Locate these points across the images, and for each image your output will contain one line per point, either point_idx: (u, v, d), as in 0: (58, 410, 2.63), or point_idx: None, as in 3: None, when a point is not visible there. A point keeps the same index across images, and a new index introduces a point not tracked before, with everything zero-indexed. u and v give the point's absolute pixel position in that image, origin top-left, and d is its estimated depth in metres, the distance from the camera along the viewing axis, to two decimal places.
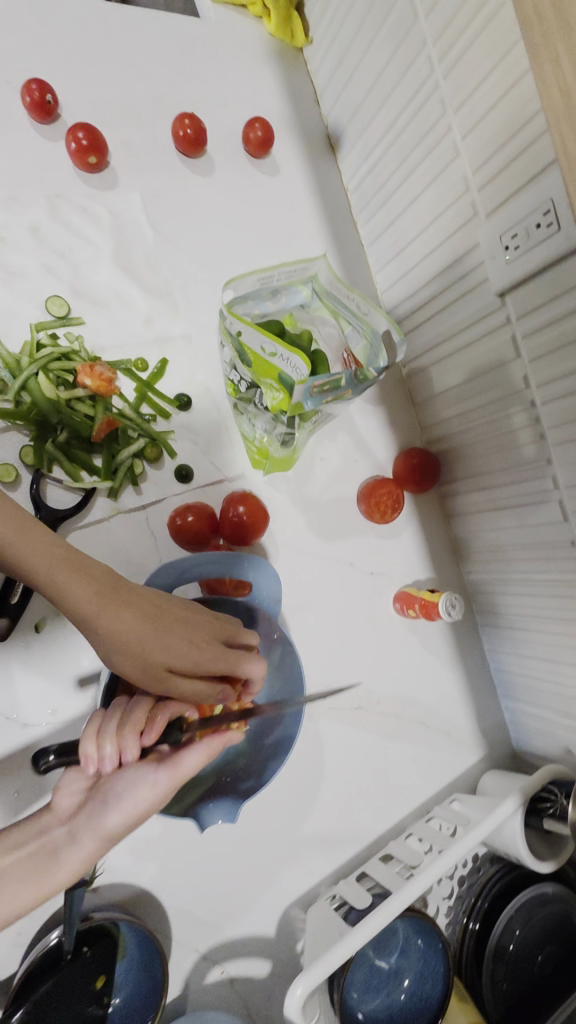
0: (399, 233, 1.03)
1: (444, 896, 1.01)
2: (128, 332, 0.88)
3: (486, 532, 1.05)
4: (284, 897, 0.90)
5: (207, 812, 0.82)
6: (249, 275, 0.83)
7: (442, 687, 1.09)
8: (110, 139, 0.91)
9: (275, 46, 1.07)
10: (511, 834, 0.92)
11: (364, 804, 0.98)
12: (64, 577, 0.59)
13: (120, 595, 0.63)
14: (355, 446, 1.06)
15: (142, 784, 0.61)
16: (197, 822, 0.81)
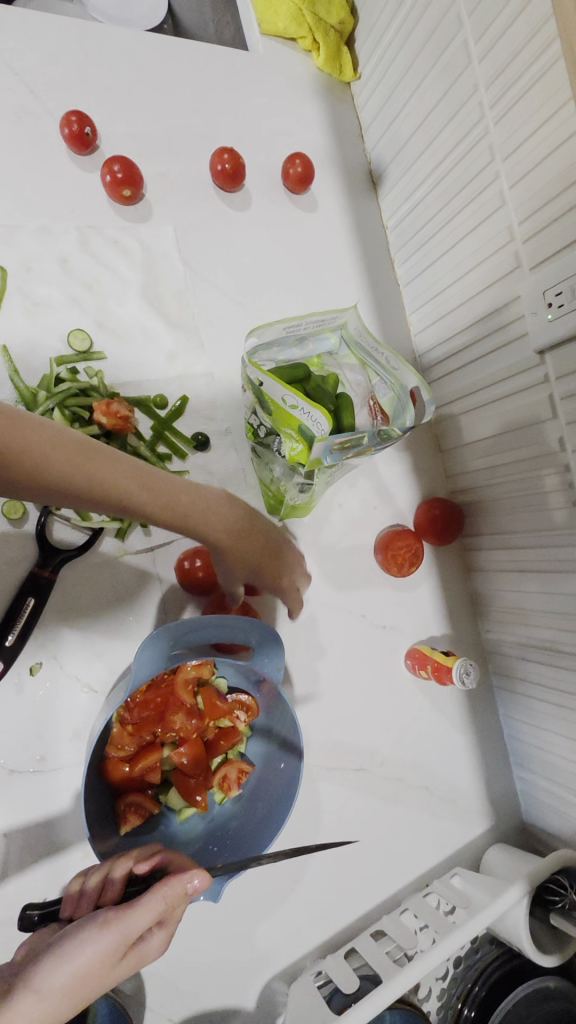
0: (436, 276, 0.99)
1: (437, 978, 0.94)
2: (150, 367, 0.86)
3: (508, 593, 0.99)
4: (267, 968, 0.85)
5: None
6: (275, 323, 0.79)
7: (451, 751, 1.03)
8: (147, 170, 0.90)
9: (323, 80, 1.05)
10: (513, 923, 0.86)
11: (359, 872, 0.94)
12: (166, 504, 0.65)
13: (208, 502, 0.69)
14: (375, 494, 1.02)
15: (96, 927, 0.55)
16: None
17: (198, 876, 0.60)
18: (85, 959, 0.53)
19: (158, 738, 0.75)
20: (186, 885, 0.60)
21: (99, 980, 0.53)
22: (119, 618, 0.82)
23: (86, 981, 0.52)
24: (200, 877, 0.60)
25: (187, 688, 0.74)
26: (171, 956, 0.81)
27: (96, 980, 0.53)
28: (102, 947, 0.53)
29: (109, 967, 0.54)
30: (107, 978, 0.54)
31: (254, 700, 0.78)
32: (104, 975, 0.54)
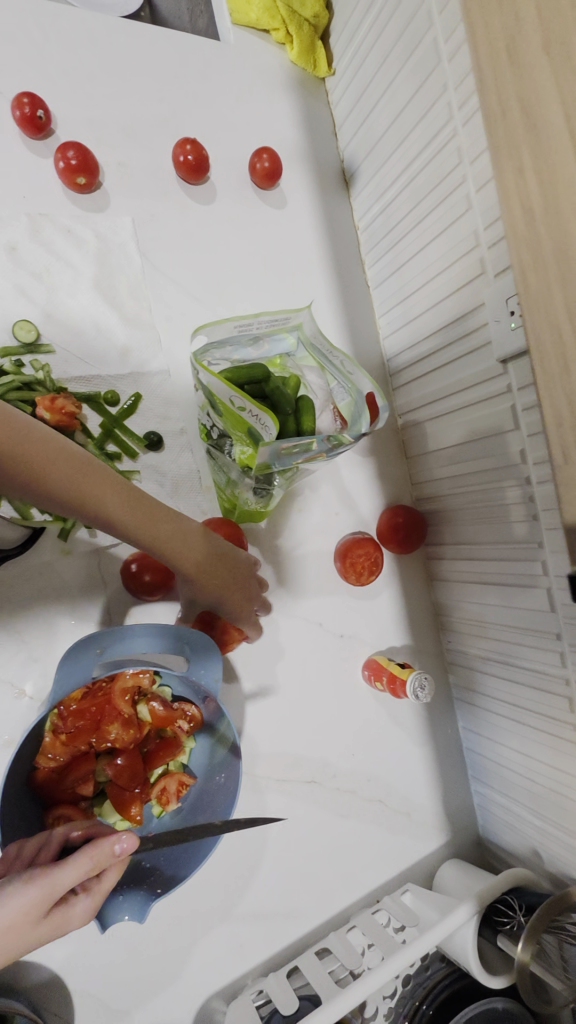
0: (405, 279, 0.96)
1: (385, 996, 0.91)
2: (102, 362, 0.83)
3: (470, 605, 0.97)
4: (206, 985, 0.82)
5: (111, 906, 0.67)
6: (225, 322, 0.77)
7: (407, 764, 1.01)
8: (106, 158, 0.87)
9: (296, 75, 1.03)
10: (462, 944, 0.84)
11: (306, 887, 0.91)
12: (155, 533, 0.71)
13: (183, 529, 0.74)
14: (337, 501, 1.00)
15: (20, 882, 0.51)
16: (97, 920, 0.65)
17: (126, 837, 0.56)
18: (6, 913, 0.49)
19: (93, 747, 0.71)
20: (113, 845, 0.55)
21: (25, 929, 0.50)
22: (60, 620, 0.79)
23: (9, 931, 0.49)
24: (128, 837, 0.56)
25: (124, 698, 0.70)
26: (106, 977, 0.77)
27: (18, 935, 0.49)
28: (23, 898, 0.50)
29: (32, 925, 0.50)
30: (28, 931, 0.50)
31: (199, 710, 0.74)
32: (24, 929, 0.50)
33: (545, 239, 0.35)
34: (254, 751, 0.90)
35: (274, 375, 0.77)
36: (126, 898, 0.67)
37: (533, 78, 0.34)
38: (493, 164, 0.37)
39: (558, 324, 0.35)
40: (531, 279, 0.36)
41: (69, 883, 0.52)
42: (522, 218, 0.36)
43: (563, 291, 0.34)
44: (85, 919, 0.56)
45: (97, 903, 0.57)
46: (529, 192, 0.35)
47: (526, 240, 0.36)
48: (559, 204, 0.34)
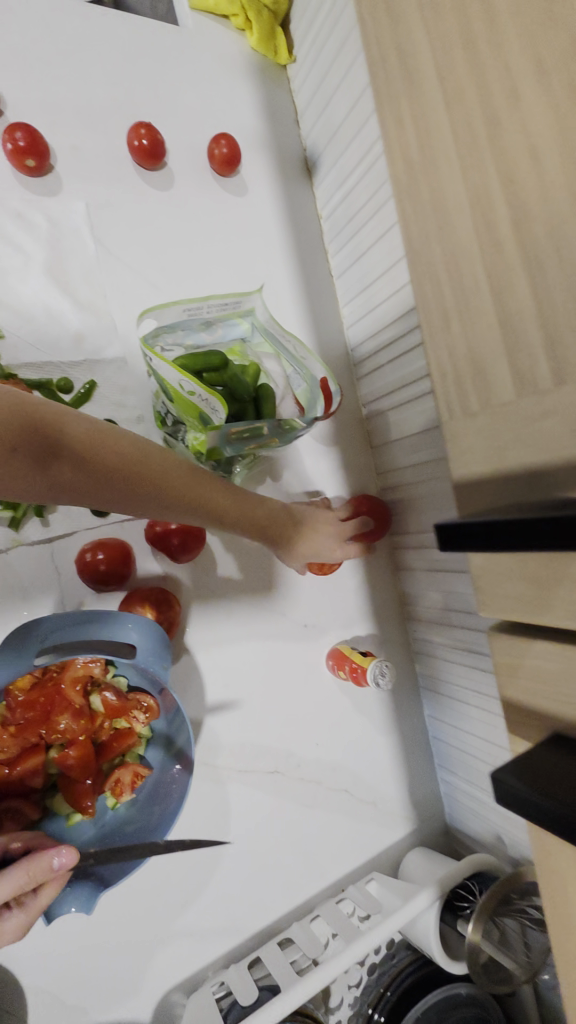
0: (366, 267, 0.96)
1: (350, 984, 0.91)
2: (55, 349, 0.82)
3: (434, 594, 0.97)
4: (166, 978, 0.81)
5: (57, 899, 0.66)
6: (174, 303, 0.74)
7: (373, 753, 1.01)
8: (58, 141, 0.85)
9: (257, 61, 1.02)
10: (424, 929, 0.84)
11: (270, 877, 0.90)
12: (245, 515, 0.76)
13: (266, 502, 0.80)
14: (300, 490, 1.00)
15: None
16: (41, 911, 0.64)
17: (66, 851, 0.55)
18: None
19: (43, 739, 0.70)
20: (51, 860, 0.55)
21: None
22: (12, 610, 0.77)
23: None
24: (68, 853, 0.55)
25: (75, 687, 0.70)
26: (62, 972, 0.76)
27: None
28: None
29: None
30: None
31: (155, 701, 0.73)
32: None
33: (423, 200, 0.38)
34: (215, 742, 0.89)
35: (232, 362, 0.76)
36: (72, 892, 0.65)
37: (413, 52, 0.37)
38: (383, 131, 0.40)
39: (439, 277, 0.38)
40: (415, 233, 0.39)
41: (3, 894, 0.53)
42: (404, 175, 0.39)
43: (440, 243, 0.37)
44: (16, 934, 0.56)
45: (28, 921, 0.57)
46: (409, 153, 0.38)
47: (407, 194, 0.39)
48: (435, 156, 0.37)
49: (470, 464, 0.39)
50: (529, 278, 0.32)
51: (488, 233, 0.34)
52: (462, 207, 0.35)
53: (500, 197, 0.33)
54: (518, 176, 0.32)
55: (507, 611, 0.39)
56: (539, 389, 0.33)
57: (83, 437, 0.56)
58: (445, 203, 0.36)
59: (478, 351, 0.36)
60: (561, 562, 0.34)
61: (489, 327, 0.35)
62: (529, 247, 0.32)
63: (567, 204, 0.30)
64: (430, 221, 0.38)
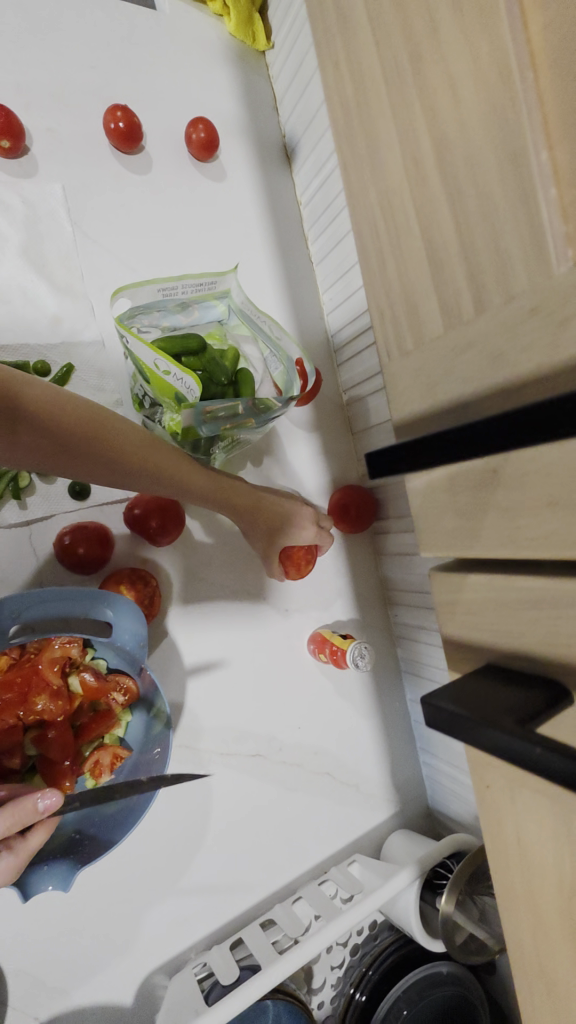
0: (345, 252, 0.96)
1: (332, 965, 0.92)
2: (31, 332, 0.82)
3: (413, 578, 0.98)
4: (148, 960, 0.81)
5: (36, 878, 0.66)
6: (150, 283, 0.74)
7: (355, 737, 1.02)
8: (33, 122, 0.85)
9: (235, 47, 1.02)
10: (404, 907, 0.86)
11: (252, 860, 0.91)
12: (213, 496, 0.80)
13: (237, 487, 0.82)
14: (281, 474, 1.00)
15: None
16: (20, 890, 0.65)
17: (51, 793, 0.54)
18: None
19: (21, 721, 0.69)
20: (35, 802, 0.54)
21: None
22: None
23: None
24: (52, 795, 0.54)
25: (54, 668, 0.69)
26: (41, 954, 0.76)
27: None
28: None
29: None
30: None
31: (134, 681, 0.74)
32: None
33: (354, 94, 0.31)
34: (196, 726, 0.89)
35: (209, 345, 0.76)
36: (52, 868, 0.66)
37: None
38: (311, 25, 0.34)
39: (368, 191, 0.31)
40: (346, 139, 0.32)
41: None
42: (333, 68, 0.32)
43: (369, 149, 0.30)
44: (7, 878, 0.57)
45: (20, 864, 0.57)
46: (332, 47, 0.31)
47: (337, 92, 0.32)
48: (364, 42, 0.29)
49: (403, 409, 0.32)
50: (448, 187, 0.26)
51: (406, 126, 0.28)
52: (389, 101, 0.28)
53: (417, 99, 0.27)
54: (434, 80, 0.26)
55: (449, 548, 0.32)
56: (466, 323, 0.27)
57: (56, 413, 0.61)
58: (372, 101, 0.30)
59: (403, 272, 0.30)
60: (489, 481, 0.28)
61: (411, 244, 0.29)
62: (447, 134, 0.26)
63: (478, 117, 0.24)
64: (361, 120, 0.30)
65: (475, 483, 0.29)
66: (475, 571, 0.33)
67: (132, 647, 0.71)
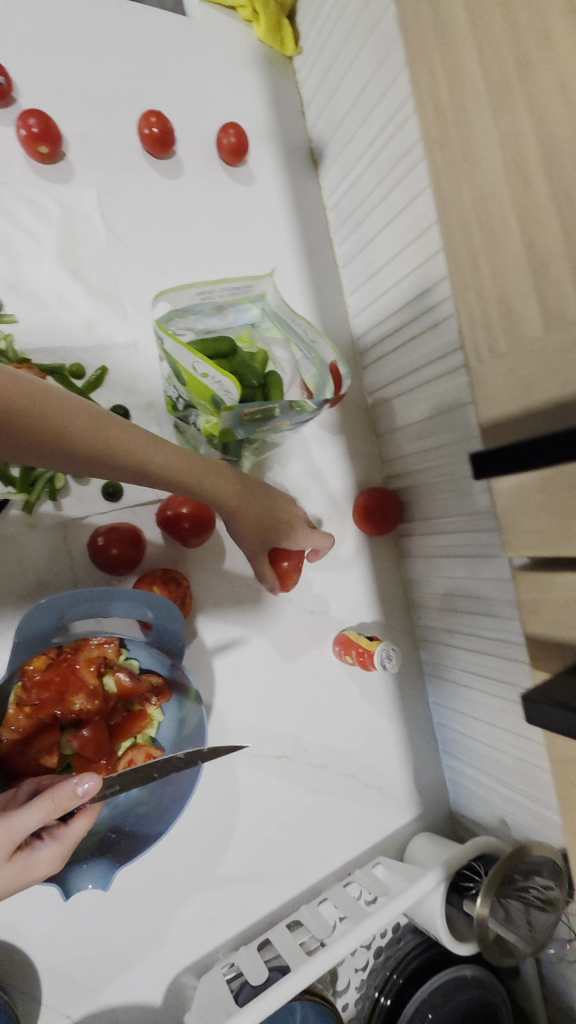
0: (372, 256, 0.97)
1: (356, 968, 0.92)
2: (66, 335, 0.83)
3: (438, 580, 0.99)
4: (176, 960, 0.82)
5: (76, 875, 0.66)
6: (188, 288, 0.75)
7: (379, 739, 1.02)
8: (69, 128, 0.86)
9: (263, 53, 1.03)
10: (431, 910, 0.86)
11: (277, 861, 0.91)
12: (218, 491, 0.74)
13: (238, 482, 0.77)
14: (307, 476, 1.01)
15: None
16: (62, 887, 0.65)
17: (89, 779, 0.54)
18: None
19: (59, 718, 0.70)
20: (75, 789, 0.54)
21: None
22: (25, 593, 0.77)
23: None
24: (91, 781, 0.54)
25: (90, 667, 0.70)
26: (73, 952, 0.76)
27: None
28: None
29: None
30: None
31: (167, 681, 0.75)
32: None
33: (455, 147, 0.40)
34: (223, 726, 0.90)
35: (239, 348, 0.77)
36: (90, 867, 0.66)
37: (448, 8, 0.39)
38: (418, 90, 0.42)
39: (468, 221, 0.40)
40: (446, 178, 0.41)
41: (30, 827, 0.53)
42: (438, 130, 0.41)
43: (470, 188, 0.39)
44: (53, 867, 0.57)
45: (64, 851, 0.57)
46: (444, 112, 0.40)
47: (438, 145, 0.41)
48: (467, 107, 0.39)
49: (491, 396, 0.42)
50: (558, 219, 0.35)
51: (518, 175, 0.37)
52: (491, 156, 0.38)
53: (531, 154, 0.36)
54: (551, 137, 0.35)
55: (535, 545, 0.42)
56: (568, 322, 0.36)
57: (51, 421, 0.55)
58: (475, 160, 0.39)
59: (506, 286, 0.39)
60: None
61: (518, 262, 0.38)
62: (558, 182, 0.35)
63: None
64: (461, 167, 0.40)
65: (569, 485, 0.38)
66: (565, 572, 0.43)
67: (169, 645, 0.73)
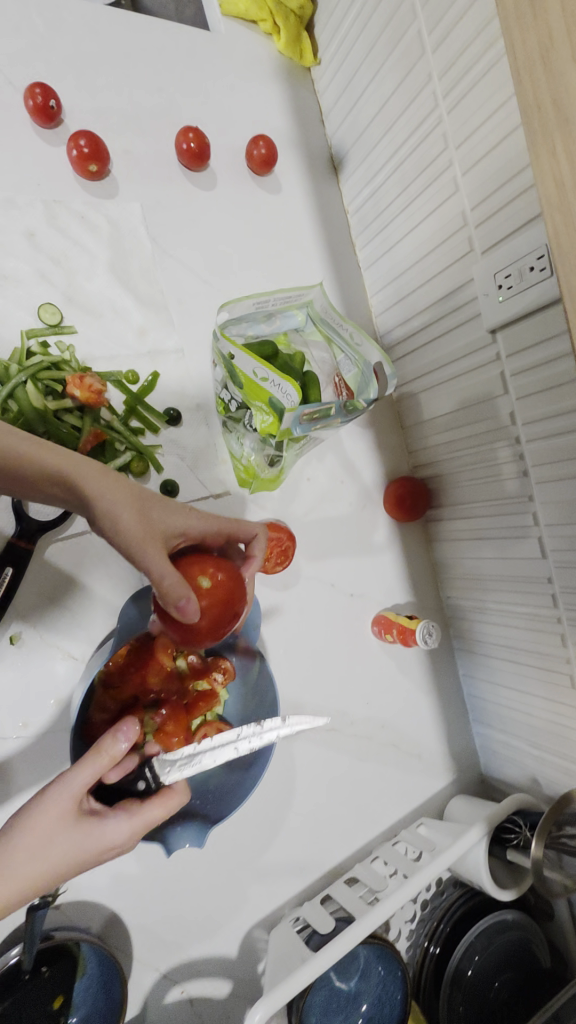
0: (397, 258, 1.03)
1: (406, 918, 1.00)
2: (120, 342, 0.88)
3: (467, 560, 1.05)
4: (248, 917, 0.89)
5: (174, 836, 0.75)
6: (245, 298, 0.83)
7: (416, 710, 1.09)
8: (112, 146, 0.91)
9: (284, 65, 1.07)
10: (475, 861, 0.93)
11: (331, 825, 0.98)
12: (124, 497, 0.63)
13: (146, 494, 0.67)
14: (342, 468, 1.06)
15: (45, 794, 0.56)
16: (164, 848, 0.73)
17: (127, 732, 0.57)
18: (37, 815, 0.54)
19: (140, 699, 0.77)
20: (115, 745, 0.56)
21: (50, 851, 0.53)
22: (99, 586, 0.83)
23: (32, 851, 0.52)
24: (126, 731, 0.57)
25: (167, 652, 0.75)
26: (159, 912, 0.83)
27: (47, 833, 0.53)
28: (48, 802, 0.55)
29: (62, 830, 0.54)
30: (57, 836, 0.53)
31: (231, 662, 0.82)
32: (51, 833, 0.53)
33: (573, 200, 0.37)
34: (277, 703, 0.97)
35: (280, 351, 0.82)
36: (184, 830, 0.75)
37: (561, 77, 0.36)
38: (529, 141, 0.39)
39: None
40: (562, 227, 0.38)
41: (84, 784, 0.56)
42: (553, 191, 0.38)
43: None
44: (125, 837, 0.56)
45: (135, 825, 0.57)
46: (558, 174, 0.37)
47: (557, 208, 0.38)
48: None
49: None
50: None
51: None
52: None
53: None
54: None
55: None
56: None
57: None
58: None
59: None
60: None
61: None
62: None
63: None
64: None
65: None
66: None
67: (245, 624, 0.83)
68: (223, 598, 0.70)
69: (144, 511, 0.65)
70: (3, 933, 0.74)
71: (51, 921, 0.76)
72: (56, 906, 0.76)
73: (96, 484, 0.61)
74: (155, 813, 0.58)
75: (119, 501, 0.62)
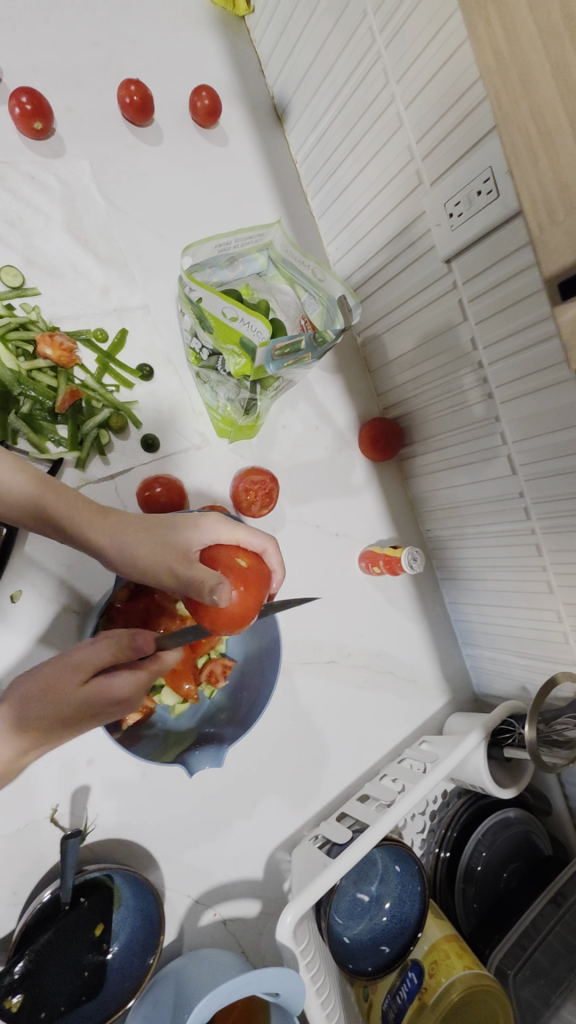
0: (349, 202, 1.04)
1: (418, 830, 1.06)
2: (86, 302, 0.89)
3: (442, 490, 1.10)
4: (270, 839, 0.95)
5: (195, 759, 0.82)
6: (206, 242, 0.85)
7: (407, 638, 1.14)
8: (55, 105, 0.90)
9: (217, 15, 1.06)
10: (475, 766, 0.99)
11: (338, 751, 1.04)
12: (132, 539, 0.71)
13: (156, 526, 0.74)
14: (315, 414, 1.09)
15: (59, 658, 0.66)
16: (186, 768, 0.81)
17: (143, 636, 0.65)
18: (49, 676, 0.65)
19: None
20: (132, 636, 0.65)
21: (57, 707, 0.63)
22: None
23: (50, 703, 0.63)
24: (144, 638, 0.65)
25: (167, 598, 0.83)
26: (185, 842, 0.88)
27: (61, 688, 0.63)
28: (59, 666, 0.65)
29: (72, 688, 0.64)
30: (69, 691, 0.63)
31: None
32: (64, 689, 0.63)
33: (505, 58, 0.41)
34: None
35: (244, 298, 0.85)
36: (203, 753, 0.83)
37: None
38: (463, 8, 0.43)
39: (524, 126, 0.41)
40: (500, 88, 0.42)
41: (96, 655, 0.65)
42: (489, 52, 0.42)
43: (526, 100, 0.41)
44: (130, 687, 0.66)
45: (137, 679, 0.66)
46: (492, 36, 0.41)
47: (493, 69, 0.42)
48: (515, 27, 0.40)
49: (556, 269, 0.42)
50: None
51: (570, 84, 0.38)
52: (541, 66, 0.39)
53: None
54: None
55: None
56: None
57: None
58: (525, 72, 0.40)
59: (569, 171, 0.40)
60: None
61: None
62: None
63: None
64: (516, 78, 0.41)
65: None
66: None
67: None
68: (253, 586, 0.71)
69: (150, 536, 0.72)
70: (39, 872, 0.78)
71: (81, 857, 0.80)
72: (86, 843, 0.81)
73: (98, 526, 0.70)
74: (150, 667, 0.67)
75: (121, 534, 0.71)
